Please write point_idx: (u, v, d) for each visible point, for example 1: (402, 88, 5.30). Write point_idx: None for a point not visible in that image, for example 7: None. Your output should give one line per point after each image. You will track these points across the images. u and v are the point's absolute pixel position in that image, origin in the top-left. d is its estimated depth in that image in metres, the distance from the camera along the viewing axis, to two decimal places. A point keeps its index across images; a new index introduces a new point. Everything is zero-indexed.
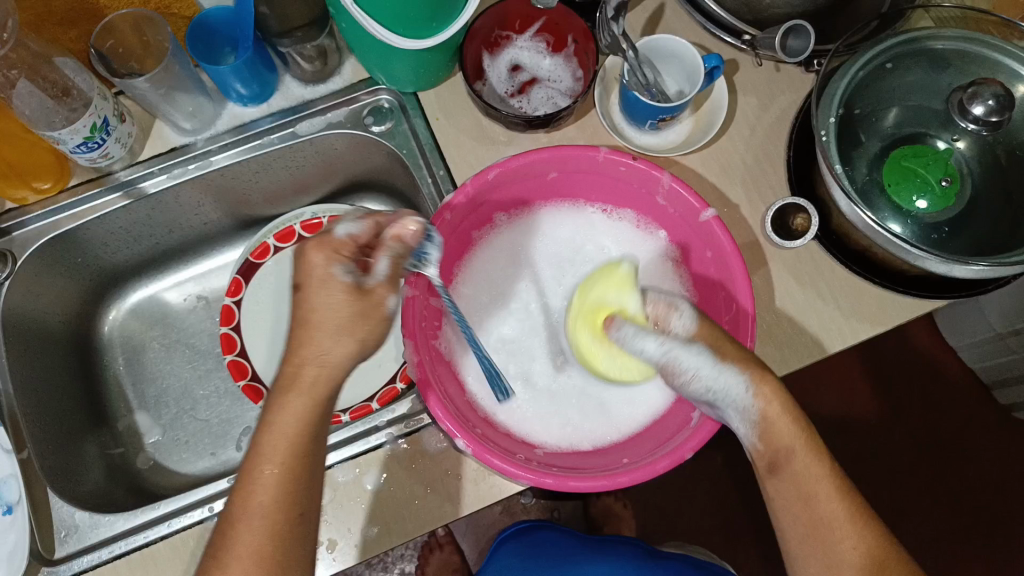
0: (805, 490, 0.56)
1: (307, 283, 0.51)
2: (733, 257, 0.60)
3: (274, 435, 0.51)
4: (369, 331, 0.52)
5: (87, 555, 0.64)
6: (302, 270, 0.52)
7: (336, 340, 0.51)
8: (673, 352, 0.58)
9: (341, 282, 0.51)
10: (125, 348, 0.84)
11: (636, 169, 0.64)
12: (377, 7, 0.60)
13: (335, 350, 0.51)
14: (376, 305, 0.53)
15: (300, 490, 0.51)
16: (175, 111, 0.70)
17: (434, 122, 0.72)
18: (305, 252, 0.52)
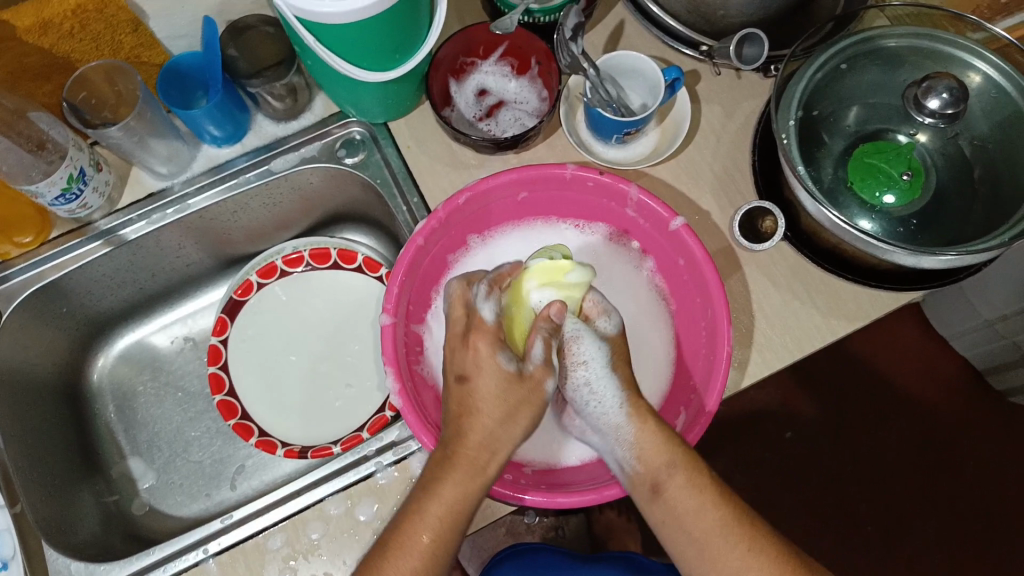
0: (683, 512, 0.55)
1: (474, 375, 0.57)
2: (705, 264, 0.61)
3: (437, 506, 0.52)
4: (530, 415, 0.57)
5: None
6: (470, 362, 0.57)
7: (510, 425, 0.56)
8: (580, 333, 0.61)
9: (502, 372, 0.57)
10: (115, 394, 0.85)
11: (604, 184, 0.65)
12: (344, 45, 0.61)
13: (502, 434, 0.55)
14: (535, 389, 0.58)
15: (441, 560, 0.52)
16: (152, 157, 0.71)
17: (406, 150, 0.74)
18: (467, 347, 0.58)
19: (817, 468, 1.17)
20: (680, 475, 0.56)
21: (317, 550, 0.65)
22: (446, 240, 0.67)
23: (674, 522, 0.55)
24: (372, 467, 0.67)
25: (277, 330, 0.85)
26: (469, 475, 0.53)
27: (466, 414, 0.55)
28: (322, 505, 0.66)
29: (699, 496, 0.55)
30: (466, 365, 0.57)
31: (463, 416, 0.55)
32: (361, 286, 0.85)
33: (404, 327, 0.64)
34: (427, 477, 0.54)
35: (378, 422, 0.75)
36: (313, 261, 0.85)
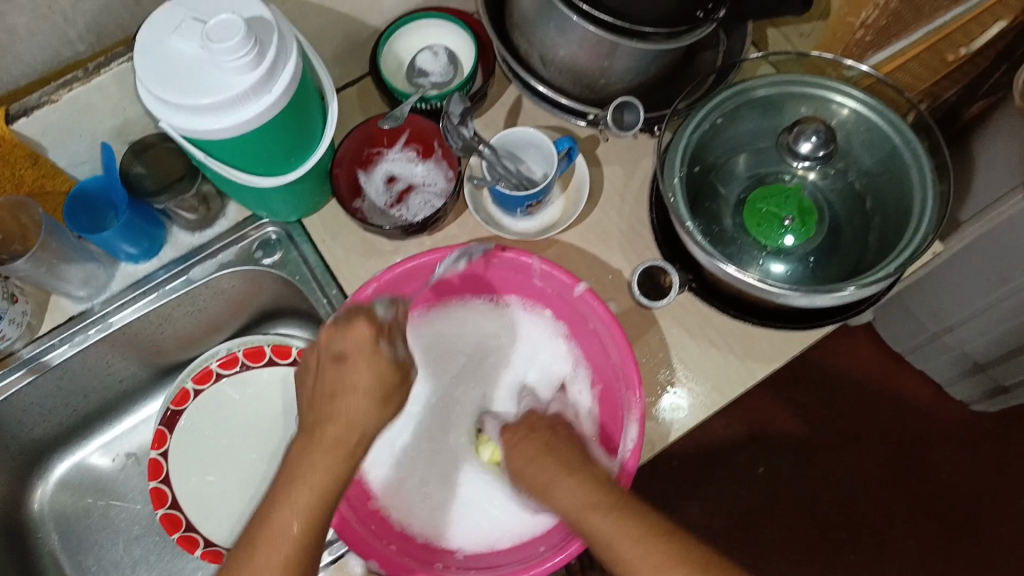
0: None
1: (353, 356, 0.54)
2: (612, 325, 0.64)
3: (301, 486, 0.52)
4: (395, 403, 0.56)
5: None
6: (348, 342, 0.54)
7: (380, 409, 0.55)
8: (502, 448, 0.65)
9: (384, 357, 0.55)
10: (58, 521, 0.83)
11: (508, 260, 0.68)
12: (235, 156, 0.63)
13: (372, 414, 0.54)
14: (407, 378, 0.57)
15: (310, 559, 0.52)
16: (68, 282, 0.72)
17: (322, 244, 0.75)
18: (346, 327, 0.55)
19: (793, 499, 1.16)
20: (589, 500, 0.56)
21: None
22: None
23: (603, 545, 0.54)
24: None
25: (213, 436, 0.83)
26: (297, 512, 0.51)
27: (340, 395, 0.54)
28: None
29: (610, 508, 0.55)
30: (328, 330, 0.55)
31: (338, 398, 0.54)
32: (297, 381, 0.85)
33: None
34: (292, 454, 0.54)
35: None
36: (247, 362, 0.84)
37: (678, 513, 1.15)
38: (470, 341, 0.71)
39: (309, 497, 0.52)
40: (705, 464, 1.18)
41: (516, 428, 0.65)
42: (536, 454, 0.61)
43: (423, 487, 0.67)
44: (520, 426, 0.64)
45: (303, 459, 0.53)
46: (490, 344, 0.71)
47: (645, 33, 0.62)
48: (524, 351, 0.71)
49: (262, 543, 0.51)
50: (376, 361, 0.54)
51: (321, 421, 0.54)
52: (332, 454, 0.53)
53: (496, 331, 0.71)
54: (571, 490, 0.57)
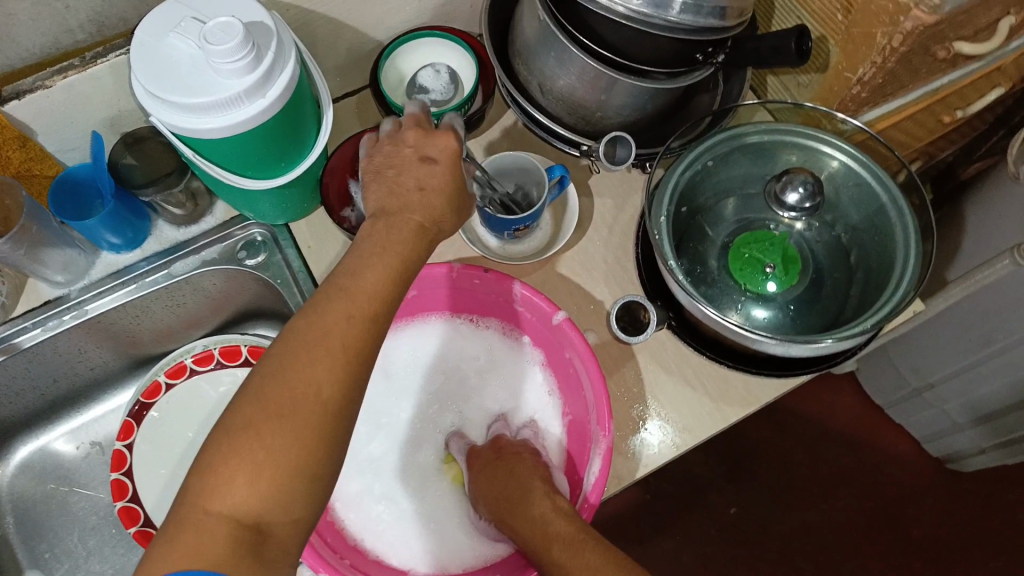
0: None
1: (443, 157, 0.52)
2: (587, 357, 0.63)
3: (335, 315, 0.45)
4: (463, 208, 0.53)
5: None
6: (438, 146, 0.52)
7: (453, 212, 0.52)
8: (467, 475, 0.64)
9: (461, 172, 0.53)
10: (16, 505, 0.82)
11: (489, 281, 0.67)
12: (225, 156, 0.63)
13: (448, 226, 0.52)
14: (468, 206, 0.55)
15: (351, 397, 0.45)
16: (47, 267, 0.71)
17: (306, 250, 0.75)
18: (432, 133, 0.52)
19: (764, 542, 1.15)
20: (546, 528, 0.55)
21: None
22: None
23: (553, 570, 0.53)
24: None
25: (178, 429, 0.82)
26: (338, 329, 0.45)
27: (397, 209, 0.50)
28: None
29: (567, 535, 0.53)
30: (411, 136, 0.52)
31: (394, 214, 0.49)
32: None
33: None
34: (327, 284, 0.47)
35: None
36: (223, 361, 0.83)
37: (647, 545, 1.14)
38: (445, 359, 0.70)
39: (335, 328, 0.45)
40: (678, 499, 1.17)
41: (482, 456, 0.63)
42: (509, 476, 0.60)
43: (382, 506, 0.66)
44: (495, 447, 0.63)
45: (362, 256, 0.48)
46: (467, 364, 0.70)
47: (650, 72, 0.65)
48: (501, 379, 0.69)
49: (286, 398, 0.43)
50: (452, 174, 0.52)
51: (349, 270, 0.47)
52: (371, 286, 0.47)
53: (474, 353, 0.70)
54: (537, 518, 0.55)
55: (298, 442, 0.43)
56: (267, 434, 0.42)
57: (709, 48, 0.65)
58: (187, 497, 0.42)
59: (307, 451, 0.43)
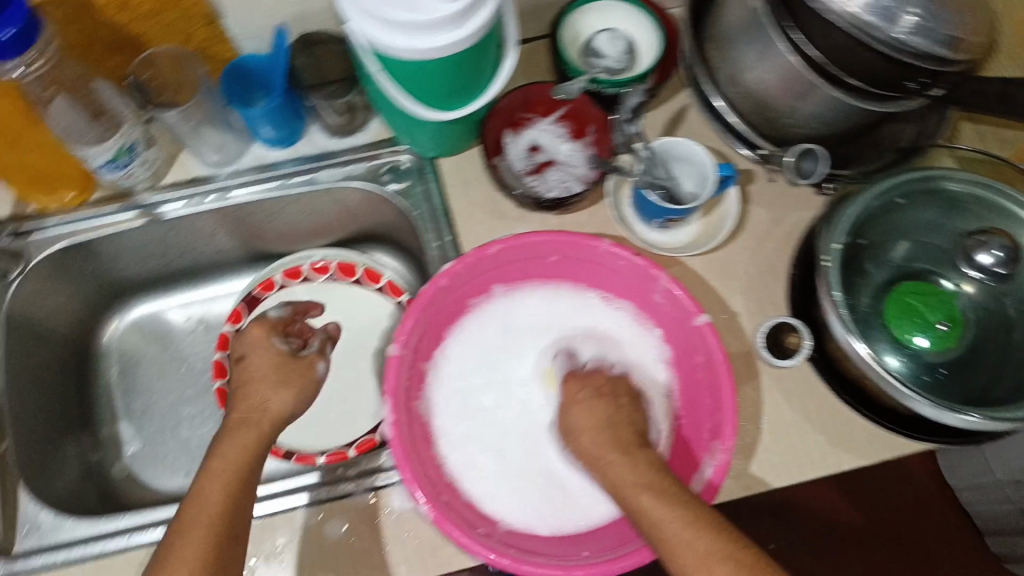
0: None
1: (249, 353, 0.67)
2: (722, 367, 0.61)
3: (201, 503, 0.56)
4: (301, 382, 0.67)
5: (39, 557, 0.65)
6: (245, 344, 0.67)
7: (282, 388, 0.65)
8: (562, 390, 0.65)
9: (274, 348, 0.68)
10: (120, 357, 0.85)
11: (636, 266, 0.64)
12: (406, 80, 0.62)
13: (274, 396, 0.64)
14: (308, 368, 0.68)
15: (221, 548, 0.54)
16: (204, 144, 0.73)
17: (450, 188, 0.75)
18: (246, 333, 0.69)
19: None
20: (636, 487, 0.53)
21: (275, 559, 0.64)
22: (468, 286, 0.67)
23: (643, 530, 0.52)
24: (352, 488, 0.66)
25: (286, 327, 0.84)
26: (189, 539, 0.54)
27: (245, 385, 0.65)
28: (294, 514, 0.66)
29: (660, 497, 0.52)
30: (249, 331, 0.68)
31: (246, 386, 0.65)
32: (377, 304, 0.86)
33: (411, 360, 0.64)
34: (178, 520, 0.56)
35: (367, 445, 0.71)
36: (339, 275, 0.86)
37: None
38: (572, 328, 0.69)
39: (218, 475, 0.57)
40: None
41: (582, 377, 0.63)
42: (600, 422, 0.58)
43: (483, 457, 0.65)
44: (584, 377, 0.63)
45: (224, 437, 0.61)
46: (592, 335, 0.69)
47: (844, 82, 0.60)
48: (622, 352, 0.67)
49: (191, 510, 0.55)
50: (272, 353, 0.67)
51: (218, 455, 0.59)
52: (228, 465, 0.58)
53: (600, 328, 0.69)
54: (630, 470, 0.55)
55: (203, 550, 0.53)
56: (184, 538, 0.54)
57: (924, 80, 0.57)
58: (163, 549, 0.54)
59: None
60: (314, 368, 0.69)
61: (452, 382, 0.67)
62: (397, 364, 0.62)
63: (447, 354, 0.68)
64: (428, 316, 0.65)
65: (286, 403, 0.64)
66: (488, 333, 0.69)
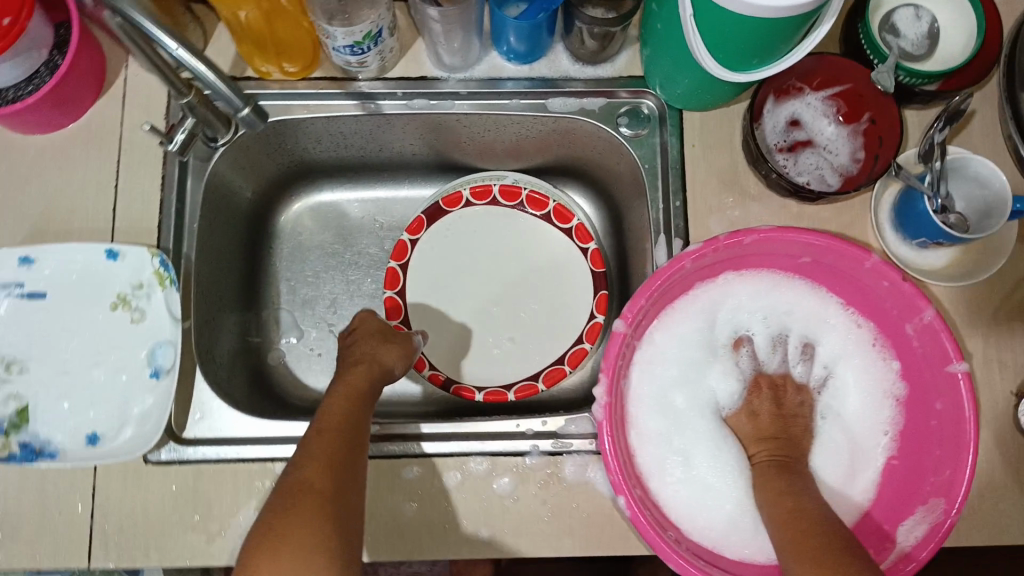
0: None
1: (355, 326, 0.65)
2: (970, 425, 0.55)
3: (332, 414, 0.53)
4: (403, 347, 0.64)
5: (201, 448, 0.63)
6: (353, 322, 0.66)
7: (386, 346, 0.62)
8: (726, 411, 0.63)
9: (379, 322, 0.66)
10: (291, 239, 0.83)
11: (900, 291, 0.58)
12: (715, 31, 0.55)
13: (381, 352, 0.61)
14: (409, 342, 0.66)
15: (351, 455, 0.50)
16: (444, 43, 0.66)
17: (689, 148, 0.68)
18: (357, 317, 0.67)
19: None
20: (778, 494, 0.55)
21: (446, 500, 0.63)
22: (704, 269, 0.62)
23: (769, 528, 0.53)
24: (527, 447, 0.64)
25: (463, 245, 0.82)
26: (323, 433, 0.51)
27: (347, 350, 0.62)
28: (465, 459, 0.64)
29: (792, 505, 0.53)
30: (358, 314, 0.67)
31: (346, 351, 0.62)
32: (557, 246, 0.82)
33: (631, 337, 0.59)
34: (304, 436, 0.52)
35: (528, 391, 0.75)
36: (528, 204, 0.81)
37: None
38: (801, 338, 0.64)
39: (348, 396, 0.55)
40: None
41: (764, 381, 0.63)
42: (772, 432, 0.60)
43: (675, 463, 0.60)
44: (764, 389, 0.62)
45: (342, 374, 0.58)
46: (818, 351, 0.64)
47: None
48: (829, 382, 0.63)
49: (323, 422, 0.52)
50: (378, 323, 0.65)
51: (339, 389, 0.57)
52: (353, 392, 0.56)
53: (829, 346, 0.63)
54: (784, 480, 0.56)
55: (335, 447, 0.50)
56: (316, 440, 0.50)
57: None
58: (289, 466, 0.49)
59: (331, 472, 0.48)
60: (412, 343, 0.66)
61: (656, 370, 0.62)
62: (621, 340, 0.58)
63: (653, 338, 0.62)
64: (659, 294, 0.60)
65: (389, 361, 0.61)
66: (697, 323, 0.63)
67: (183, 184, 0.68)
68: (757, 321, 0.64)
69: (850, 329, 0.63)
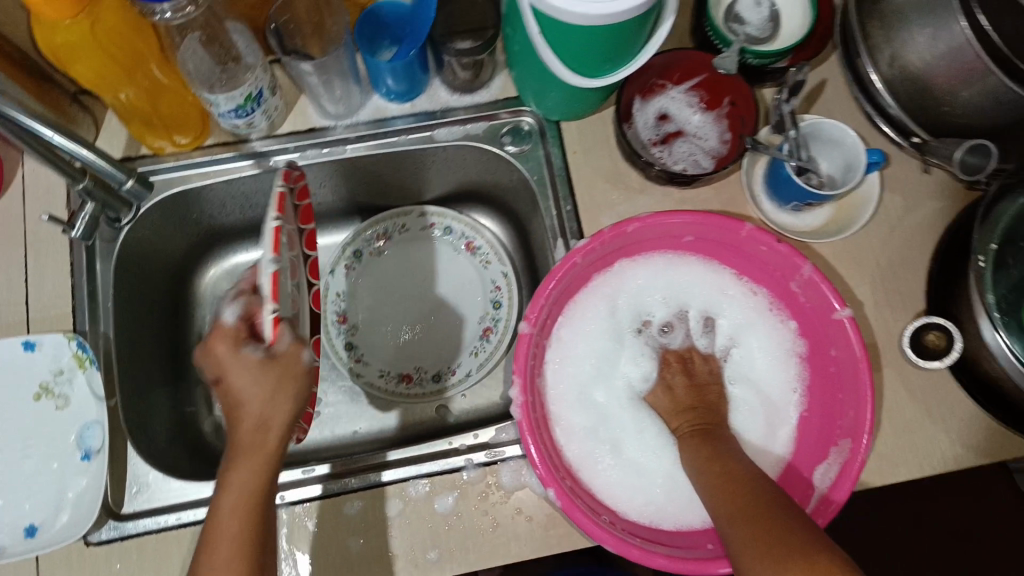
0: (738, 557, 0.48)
1: (222, 375, 0.54)
2: (863, 364, 0.58)
3: (230, 472, 0.51)
4: (297, 386, 0.54)
5: (133, 521, 0.64)
6: (213, 366, 0.54)
7: (275, 396, 0.53)
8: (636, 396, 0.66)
9: (247, 354, 0.53)
10: (214, 305, 0.85)
11: (778, 253, 0.62)
12: (567, 44, 0.58)
13: (249, 390, 0.53)
14: (291, 364, 0.54)
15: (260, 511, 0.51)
16: (326, 94, 0.70)
17: (571, 154, 0.73)
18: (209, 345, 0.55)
19: None
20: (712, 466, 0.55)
21: (390, 528, 0.64)
22: (598, 263, 0.65)
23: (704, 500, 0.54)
24: (461, 463, 0.66)
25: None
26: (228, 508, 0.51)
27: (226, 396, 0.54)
28: (403, 485, 0.65)
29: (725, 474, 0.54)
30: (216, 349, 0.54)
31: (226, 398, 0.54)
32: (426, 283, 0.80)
33: (538, 337, 0.62)
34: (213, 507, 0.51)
35: None
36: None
37: None
38: (701, 310, 0.67)
39: (251, 441, 0.52)
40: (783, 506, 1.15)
41: (671, 357, 0.66)
42: (690, 403, 0.62)
43: (604, 451, 0.62)
44: (681, 365, 0.66)
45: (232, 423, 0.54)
46: (716, 318, 0.67)
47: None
48: (732, 351, 0.67)
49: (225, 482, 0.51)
50: (242, 357, 0.53)
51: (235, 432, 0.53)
52: (245, 443, 0.52)
53: (727, 315, 0.67)
54: (709, 450, 0.57)
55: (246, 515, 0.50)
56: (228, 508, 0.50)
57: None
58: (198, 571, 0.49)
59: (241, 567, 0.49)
60: (299, 357, 0.54)
61: (569, 367, 0.65)
62: (528, 341, 0.61)
63: (560, 336, 0.65)
64: (558, 293, 0.63)
65: (275, 414, 0.53)
66: (601, 315, 0.66)
67: (92, 268, 0.70)
68: (657, 304, 0.67)
69: (745, 297, 0.66)
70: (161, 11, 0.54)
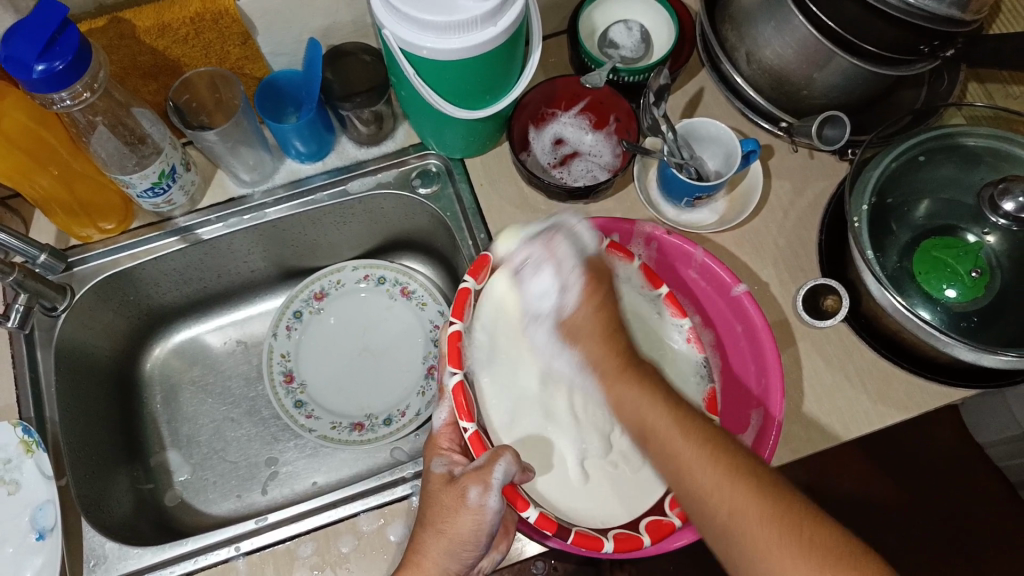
0: (720, 522, 0.49)
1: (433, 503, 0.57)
2: (764, 332, 0.64)
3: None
4: (467, 527, 0.54)
5: None
6: (430, 508, 0.57)
7: (455, 518, 0.55)
8: (568, 286, 0.59)
9: (471, 502, 0.54)
10: (163, 385, 0.87)
11: (671, 242, 0.68)
12: (441, 82, 0.64)
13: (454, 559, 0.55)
14: (458, 508, 0.55)
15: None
16: (238, 163, 0.75)
17: (479, 187, 0.77)
18: (435, 487, 0.58)
19: None
20: (690, 452, 0.51)
21: (344, 563, 0.65)
22: None
23: (715, 521, 0.49)
24: (408, 489, 0.68)
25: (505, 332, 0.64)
26: None
27: (425, 534, 0.56)
28: (354, 521, 0.67)
29: (718, 473, 0.50)
30: (439, 508, 0.56)
31: (425, 531, 0.56)
32: (610, 277, 0.65)
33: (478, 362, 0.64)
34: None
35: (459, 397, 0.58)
36: (607, 256, 0.63)
37: None
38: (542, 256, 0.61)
39: (438, 559, 0.55)
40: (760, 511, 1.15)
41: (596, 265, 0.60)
42: (602, 332, 0.58)
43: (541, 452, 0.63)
44: (597, 283, 0.59)
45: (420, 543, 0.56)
46: (563, 269, 0.60)
47: (860, 49, 0.62)
48: (552, 235, 0.62)
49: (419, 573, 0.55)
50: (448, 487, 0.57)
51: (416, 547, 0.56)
52: (434, 546, 0.55)
53: (550, 282, 0.60)
54: (644, 410, 0.54)
55: None
56: None
57: (937, 43, 0.60)
58: None
59: None
60: (466, 492, 0.55)
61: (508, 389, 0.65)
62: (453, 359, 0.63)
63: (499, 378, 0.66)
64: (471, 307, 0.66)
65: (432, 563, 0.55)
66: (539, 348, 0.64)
67: (33, 358, 0.72)
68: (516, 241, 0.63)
69: (587, 227, 0.63)
70: (58, 99, 0.60)
